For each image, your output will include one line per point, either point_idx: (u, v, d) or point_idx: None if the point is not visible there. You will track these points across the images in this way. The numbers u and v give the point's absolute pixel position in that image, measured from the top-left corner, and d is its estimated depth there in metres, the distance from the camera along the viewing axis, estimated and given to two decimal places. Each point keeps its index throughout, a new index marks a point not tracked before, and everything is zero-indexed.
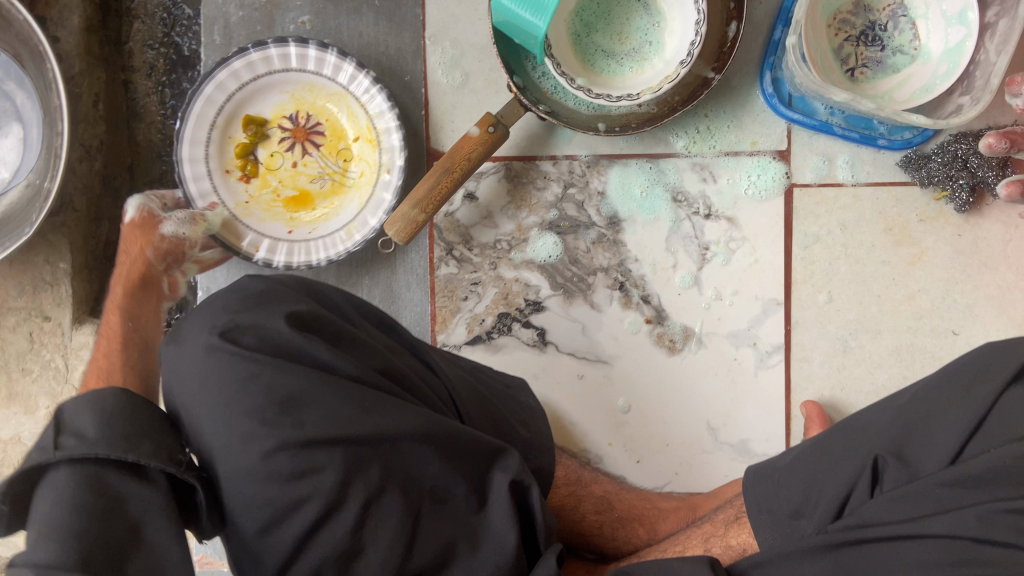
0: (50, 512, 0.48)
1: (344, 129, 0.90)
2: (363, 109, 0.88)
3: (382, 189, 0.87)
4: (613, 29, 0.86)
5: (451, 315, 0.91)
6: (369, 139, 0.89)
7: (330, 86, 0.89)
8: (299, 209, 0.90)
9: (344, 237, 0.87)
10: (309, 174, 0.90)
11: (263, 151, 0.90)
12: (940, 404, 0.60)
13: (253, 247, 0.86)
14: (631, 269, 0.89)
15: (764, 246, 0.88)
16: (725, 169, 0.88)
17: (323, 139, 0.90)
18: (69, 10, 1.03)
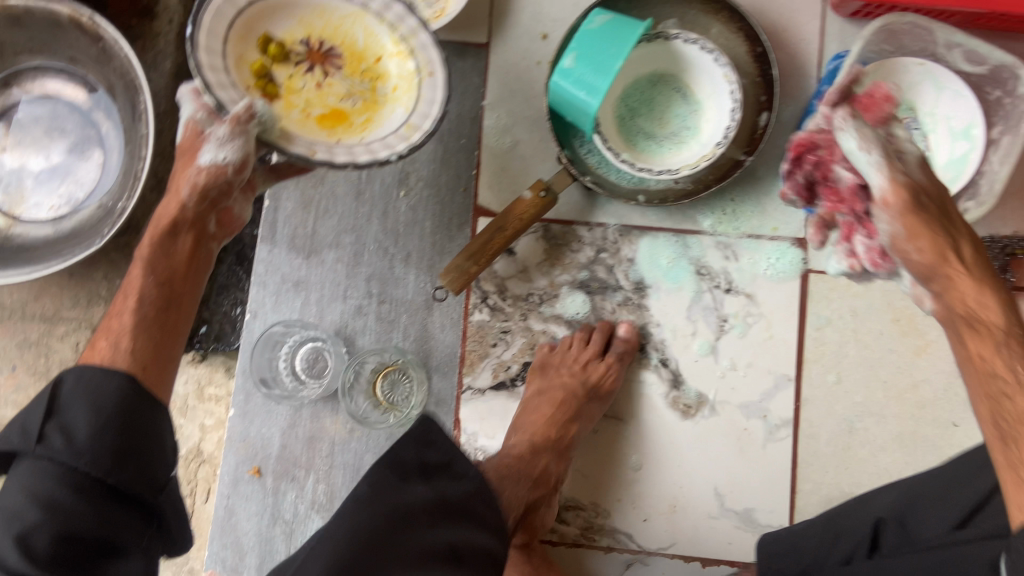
0: (38, 490, 0.63)
1: (364, 47, 0.85)
2: (384, 25, 0.83)
3: (431, 87, 0.82)
4: (654, 115, 0.96)
5: (479, 359, 0.97)
6: (395, 54, 0.84)
7: (342, 6, 0.83)
8: (336, 126, 0.83)
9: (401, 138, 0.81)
10: (337, 92, 0.85)
11: (280, 73, 0.83)
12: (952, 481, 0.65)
13: (311, 152, 0.78)
14: (653, 332, 0.96)
15: (779, 324, 0.95)
16: (747, 250, 0.95)
17: (343, 61, 0.85)
18: (163, 56, 1.13)
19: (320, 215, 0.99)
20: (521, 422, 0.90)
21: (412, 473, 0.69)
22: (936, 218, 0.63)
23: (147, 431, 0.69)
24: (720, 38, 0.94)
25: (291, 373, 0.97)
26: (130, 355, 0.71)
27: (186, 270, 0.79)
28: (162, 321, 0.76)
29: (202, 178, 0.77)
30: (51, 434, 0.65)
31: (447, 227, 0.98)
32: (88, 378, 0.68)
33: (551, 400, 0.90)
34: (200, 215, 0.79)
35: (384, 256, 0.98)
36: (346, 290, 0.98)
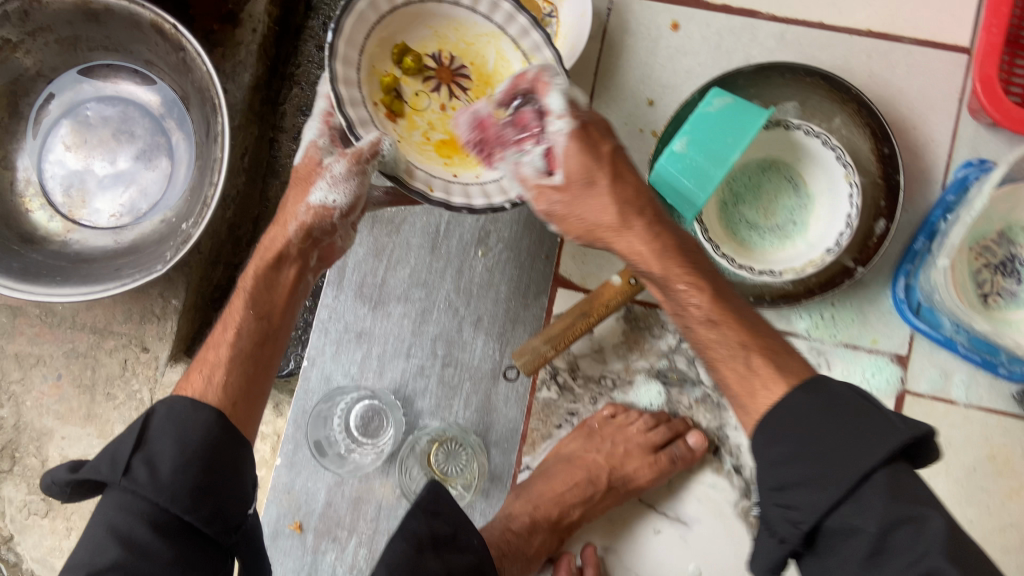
0: (117, 523, 0.60)
1: (494, 71, 0.78)
2: (519, 52, 0.76)
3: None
4: (760, 205, 0.89)
5: (540, 439, 0.91)
6: None
7: (480, 24, 0.76)
8: (453, 154, 0.76)
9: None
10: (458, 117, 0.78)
11: (407, 89, 0.77)
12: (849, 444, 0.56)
13: (428, 188, 0.70)
14: (729, 435, 0.90)
15: None
16: (841, 359, 0.89)
17: (469, 85, 0.79)
18: (243, 68, 1.07)
19: (391, 265, 0.94)
20: (533, 485, 0.85)
21: (425, 544, 0.64)
22: (590, 190, 0.67)
23: (230, 469, 0.65)
24: (842, 130, 0.87)
25: (344, 431, 0.92)
26: (222, 390, 0.69)
27: (285, 305, 0.77)
28: (257, 357, 0.74)
29: (310, 216, 0.75)
30: (136, 466, 0.62)
31: (524, 294, 0.93)
32: (177, 411, 0.66)
33: (572, 475, 0.85)
34: (304, 252, 0.78)
35: (454, 316, 0.93)
36: (411, 347, 0.93)
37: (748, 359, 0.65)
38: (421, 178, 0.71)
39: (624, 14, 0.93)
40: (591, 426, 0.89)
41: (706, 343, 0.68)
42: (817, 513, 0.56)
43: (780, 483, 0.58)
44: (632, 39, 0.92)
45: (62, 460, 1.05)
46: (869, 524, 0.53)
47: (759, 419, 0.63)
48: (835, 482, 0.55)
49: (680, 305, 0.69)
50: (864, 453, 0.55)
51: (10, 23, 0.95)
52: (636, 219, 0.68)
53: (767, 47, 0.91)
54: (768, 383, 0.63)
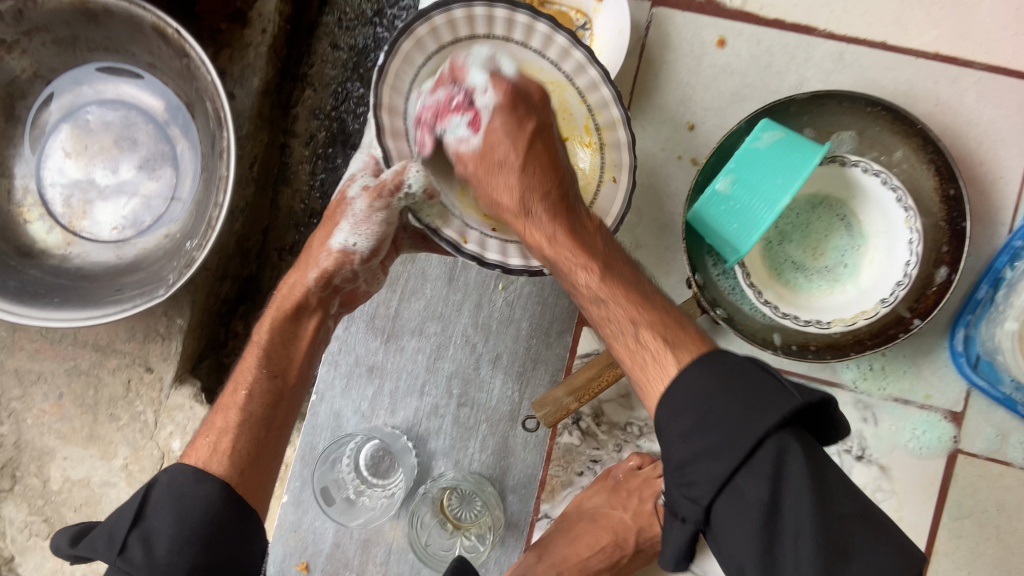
0: None
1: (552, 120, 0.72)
2: (583, 106, 0.69)
3: (613, 195, 0.70)
4: (808, 243, 0.81)
5: (560, 486, 0.86)
6: (584, 143, 0.71)
7: (546, 68, 0.69)
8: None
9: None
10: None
11: None
12: (738, 403, 0.54)
13: (462, 239, 0.66)
14: None
15: (911, 507, 0.82)
16: (889, 415, 0.82)
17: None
18: (252, 71, 1.00)
19: (406, 296, 0.88)
20: (555, 546, 0.80)
21: None
22: (494, 167, 0.62)
23: (235, 543, 0.59)
24: (903, 165, 0.79)
25: (354, 471, 0.87)
26: (229, 458, 0.63)
27: (303, 355, 0.73)
28: (269, 420, 0.68)
29: (331, 262, 0.71)
30: (132, 545, 0.57)
31: (546, 332, 0.86)
32: (178, 485, 0.60)
33: (598, 538, 0.81)
34: (325, 299, 0.74)
35: (470, 353, 0.87)
36: (425, 385, 0.88)
37: (636, 330, 0.62)
38: (457, 228, 0.66)
39: (665, 28, 0.84)
40: (614, 479, 0.83)
41: (600, 318, 0.65)
42: (712, 488, 0.53)
43: (681, 461, 0.55)
44: (673, 56, 0.84)
45: (64, 481, 1.01)
46: (760, 496, 0.51)
47: (651, 397, 0.60)
48: (730, 447, 0.52)
49: (570, 284, 0.66)
50: (757, 419, 0.52)
51: (4, 22, 0.89)
52: (535, 204, 0.63)
53: (820, 69, 0.83)
54: (664, 364, 0.60)
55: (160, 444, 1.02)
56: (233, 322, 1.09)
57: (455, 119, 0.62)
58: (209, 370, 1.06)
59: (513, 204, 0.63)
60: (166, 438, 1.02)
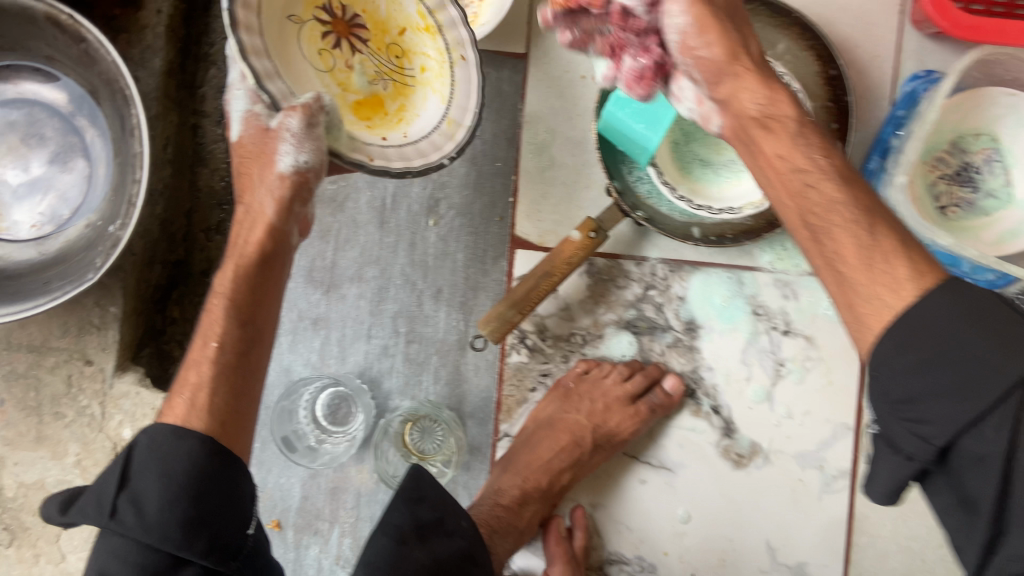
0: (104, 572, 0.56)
1: (386, 17, 0.68)
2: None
3: (467, 73, 0.67)
4: (711, 140, 0.87)
5: (516, 405, 0.89)
6: (423, 28, 0.67)
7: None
8: (372, 116, 0.69)
9: (446, 134, 0.68)
10: (363, 73, 0.69)
11: (304, 48, 0.65)
12: (984, 342, 0.47)
13: (367, 157, 0.65)
14: (704, 377, 0.89)
15: (839, 369, 0.89)
16: (807, 288, 0.89)
17: (363, 29, 0.68)
18: (152, 53, 1.00)
19: (340, 245, 0.90)
20: (518, 456, 0.83)
21: (410, 535, 0.60)
22: (738, 11, 0.62)
23: (224, 496, 0.60)
24: (787, 55, 0.85)
25: (312, 422, 0.89)
26: (208, 411, 0.62)
27: (264, 295, 0.68)
28: (243, 367, 0.66)
29: (286, 188, 0.67)
30: (122, 508, 0.57)
31: (481, 260, 0.89)
32: (159, 441, 0.60)
33: (557, 440, 0.84)
34: (285, 231, 0.69)
35: (411, 291, 0.90)
36: (371, 328, 0.90)
37: (870, 229, 0.56)
38: (361, 148, 0.66)
39: None
40: (563, 386, 0.88)
41: (828, 206, 0.58)
42: (953, 427, 0.47)
43: (907, 394, 0.50)
44: None
45: (19, 487, 0.96)
46: (1006, 447, 0.45)
47: (880, 319, 0.54)
48: (977, 388, 0.46)
49: (798, 169, 0.60)
50: (1014, 362, 0.46)
51: None
52: (763, 62, 0.62)
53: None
54: (899, 279, 0.53)
55: (110, 435, 0.97)
56: (169, 307, 1.08)
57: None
58: (151, 357, 1.04)
59: (756, 59, 0.61)
60: (116, 428, 0.98)
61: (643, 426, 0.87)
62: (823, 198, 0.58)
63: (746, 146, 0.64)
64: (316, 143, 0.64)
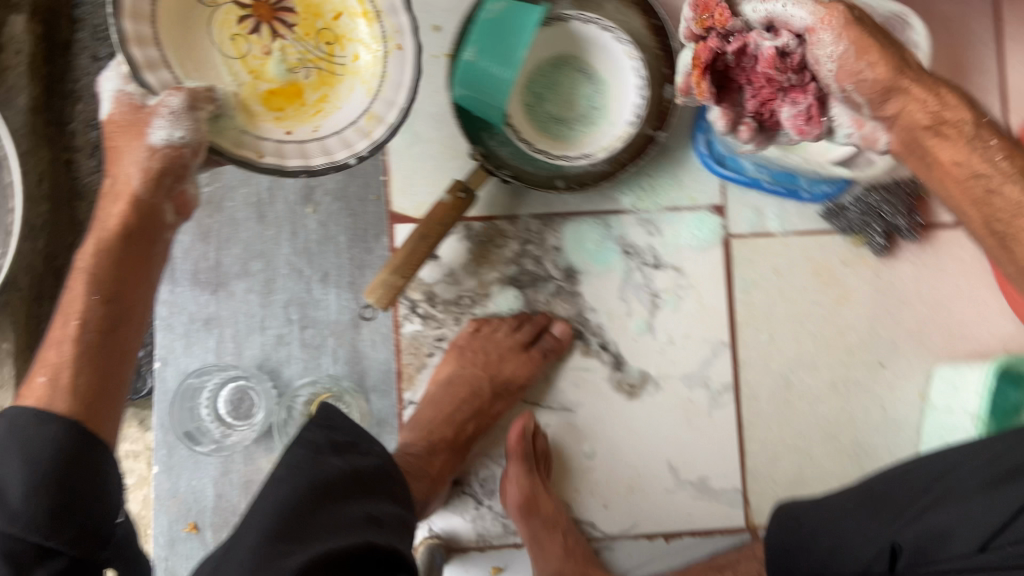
0: None
1: (320, 4, 0.79)
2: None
3: (398, 66, 0.76)
4: (561, 99, 0.93)
5: (416, 371, 0.93)
6: (359, 14, 0.79)
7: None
8: (285, 104, 0.78)
9: (362, 130, 0.76)
10: (283, 60, 0.79)
11: (222, 33, 0.77)
12: None
13: (257, 154, 0.72)
14: (589, 318, 0.95)
15: (708, 291, 0.96)
16: (669, 223, 0.96)
17: (294, 18, 0.79)
18: (16, 91, 0.96)
19: (222, 244, 0.93)
20: (420, 413, 0.87)
21: (323, 448, 0.63)
22: (875, 27, 0.60)
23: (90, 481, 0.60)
24: (616, 14, 0.90)
25: (216, 419, 0.92)
26: (73, 390, 0.62)
27: (133, 277, 0.70)
28: (109, 344, 0.66)
29: (156, 161, 0.69)
30: None
31: (363, 239, 0.94)
32: (22, 426, 0.59)
33: (456, 393, 0.88)
34: (153, 205, 0.71)
35: (300, 278, 0.93)
36: (264, 320, 0.93)
37: None
38: (249, 143, 0.73)
39: None
40: (458, 345, 0.91)
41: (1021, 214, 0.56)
42: None
43: None
44: None
45: None
46: None
47: None
48: None
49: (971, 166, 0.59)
50: None
51: None
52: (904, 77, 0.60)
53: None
54: None
55: None
56: None
57: (782, 15, 0.63)
58: None
59: (894, 62, 0.60)
60: None
61: (539, 370, 0.91)
62: (1010, 203, 0.57)
63: (914, 155, 0.63)
64: (192, 120, 0.69)
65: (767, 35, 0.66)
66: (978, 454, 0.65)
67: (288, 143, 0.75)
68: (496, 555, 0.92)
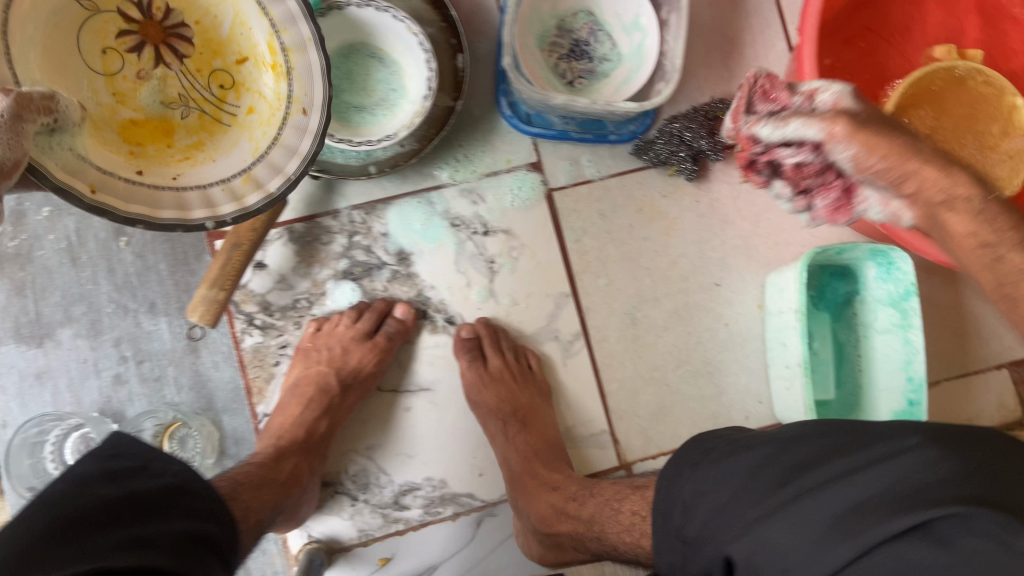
0: None
1: (225, 40, 0.69)
2: (265, 20, 0.66)
3: (293, 130, 0.68)
4: (358, 87, 0.93)
5: (265, 384, 0.93)
6: (268, 66, 0.68)
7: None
8: (147, 140, 0.66)
9: (233, 192, 0.67)
10: (159, 91, 0.67)
11: (92, 41, 0.64)
12: None
13: (88, 187, 0.60)
14: (430, 296, 0.96)
15: (541, 247, 0.97)
16: (490, 189, 0.97)
17: (190, 49, 0.68)
18: None
19: (38, 295, 0.90)
20: (271, 422, 0.87)
21: (98, 475, 0.58)
22: (878, 123, 0.56)
23: None
24: None
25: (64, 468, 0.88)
26: None
27: None
28: None
29: None
30: None
31: (184, 262, 0.92)
32: None
33: (302, 395, 0.87)
34: None
35: (127, 314, 0.91)
36: (97, 362, 0.90)
37: None
38: (82, 173, 0.60)
39: None
40: (304, 344, 0.91)
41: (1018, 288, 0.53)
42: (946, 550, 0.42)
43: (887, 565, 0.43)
44: None
45: None
46: None
47: None
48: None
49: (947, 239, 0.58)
50: None
51: None
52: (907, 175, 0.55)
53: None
54: None
55: None
56: None
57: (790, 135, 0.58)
58: None
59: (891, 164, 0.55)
60: None
61: (387, 356, 0.92)
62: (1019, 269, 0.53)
63: (938, 230, 0.58)
64: (21, 135, 0.53)
65: (787, 150, 0.61)
66: (860, 451, 0.52)
67: (137, 186, 0.63)
68: (382, 546, 0.92)
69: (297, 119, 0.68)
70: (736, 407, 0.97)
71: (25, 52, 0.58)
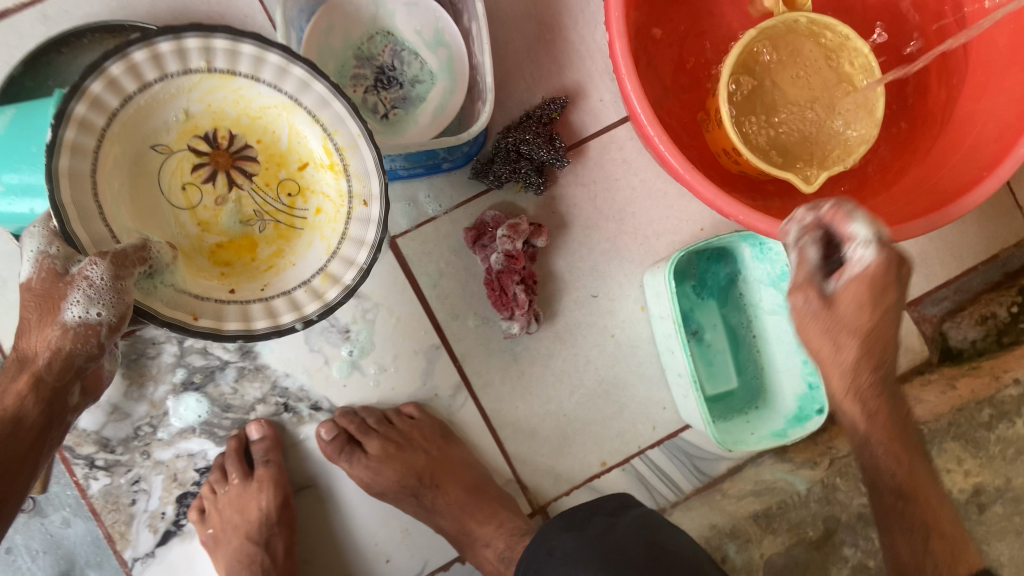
0: None
1: (286, 149, 0.63)
2: (317, 126, 0.60)
3: (360, 223, 0.60)
4: None
5: (127, 527, 0.83)
6: (326, 165, 0.61)
7: (265, 94, 0.59)
8: (234, 259, 0.62)
9: (314, 292, 0.61)
10: (236, 211, 0.62)
11: (167, 177, 0.60)
12: None
13: (190, 316, 0.57)
14: (287, 385, 0.86)
15: (398, 301, 0.87)
16: None
17: (256, 168, 0.63)
18: None
19: None
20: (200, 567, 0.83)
21: None
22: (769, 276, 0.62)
23: None
24: None
25: None
26: None
27: None
28: None
29: (67, 339, 0.61)
30: None
31: None
32: None
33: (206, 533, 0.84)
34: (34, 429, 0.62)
35: None
36: None
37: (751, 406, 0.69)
38: (183, 303, 0.58)
39: None
40: (206, 544, 0.84)
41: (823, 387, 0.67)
42: None
43: None
44: None
45: None
46: None
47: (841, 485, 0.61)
48: None
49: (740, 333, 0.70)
50: None
51: None
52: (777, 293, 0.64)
53: (31, 17, 0.77)
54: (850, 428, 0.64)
55: None
56: None
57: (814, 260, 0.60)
58: None
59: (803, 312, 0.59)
60: None
61: (287, 488, 0.85)
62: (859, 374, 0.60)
63: None
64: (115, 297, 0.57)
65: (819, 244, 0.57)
66: None
67: (227, 303, 0.59)
68: None
69: (359, 216, 0.60)
70: (641, 420, 0.91)
71: (116, 202, 0.56)
